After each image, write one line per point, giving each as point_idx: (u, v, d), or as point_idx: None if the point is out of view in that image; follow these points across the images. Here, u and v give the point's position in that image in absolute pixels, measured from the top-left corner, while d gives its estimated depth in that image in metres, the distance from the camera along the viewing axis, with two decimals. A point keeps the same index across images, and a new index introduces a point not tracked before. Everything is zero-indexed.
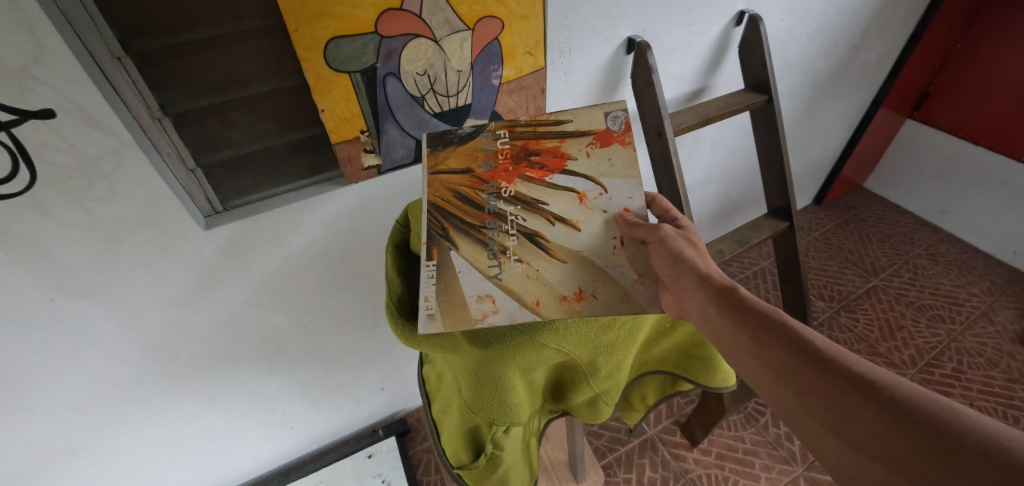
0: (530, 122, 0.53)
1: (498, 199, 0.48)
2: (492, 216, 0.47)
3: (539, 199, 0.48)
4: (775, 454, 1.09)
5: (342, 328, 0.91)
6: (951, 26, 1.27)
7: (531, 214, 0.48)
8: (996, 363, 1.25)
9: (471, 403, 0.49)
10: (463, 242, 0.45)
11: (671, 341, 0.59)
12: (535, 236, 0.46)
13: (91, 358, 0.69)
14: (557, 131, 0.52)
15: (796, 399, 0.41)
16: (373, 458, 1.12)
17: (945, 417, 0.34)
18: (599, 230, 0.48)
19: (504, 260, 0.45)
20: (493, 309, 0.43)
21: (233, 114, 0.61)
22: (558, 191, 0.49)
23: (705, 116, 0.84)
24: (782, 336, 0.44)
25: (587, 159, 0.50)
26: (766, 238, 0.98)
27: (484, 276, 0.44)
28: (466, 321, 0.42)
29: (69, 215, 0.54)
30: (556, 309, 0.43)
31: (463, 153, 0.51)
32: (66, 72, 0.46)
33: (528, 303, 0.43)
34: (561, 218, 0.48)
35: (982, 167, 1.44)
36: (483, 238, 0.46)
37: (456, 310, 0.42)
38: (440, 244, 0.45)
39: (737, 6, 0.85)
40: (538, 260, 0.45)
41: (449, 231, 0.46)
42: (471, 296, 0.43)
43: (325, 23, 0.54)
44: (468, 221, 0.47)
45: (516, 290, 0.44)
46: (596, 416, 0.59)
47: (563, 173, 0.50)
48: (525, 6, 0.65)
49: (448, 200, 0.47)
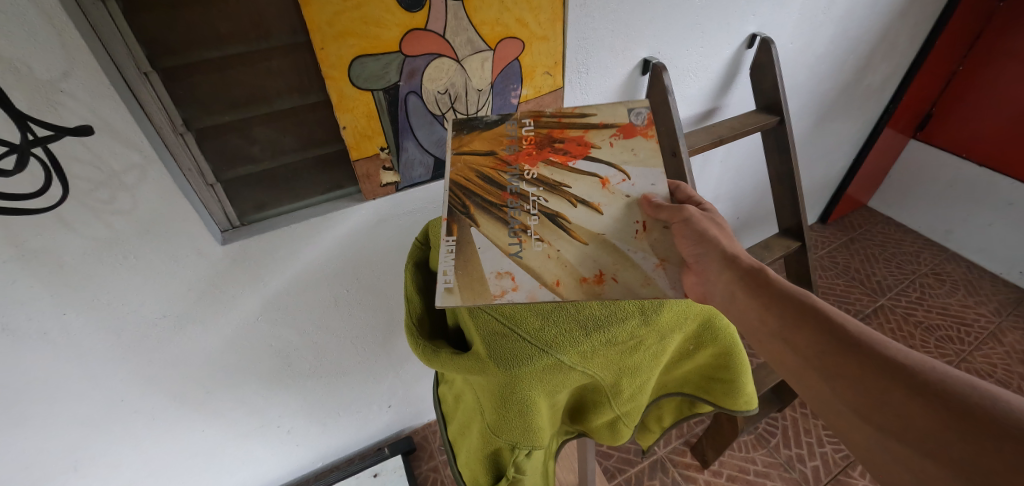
0: (556, 114, 0.53)
1: (520, 181, 0.48)
2: (514, 196, 0.47)
3: (561, 183, 0.48)
4: (788, 476, 1.07)
5: (353, 345, 0.90)
6: (953, 50, 1.30)
7: (553, 194, 0.47)
8: (1006, 385, 1.24)
9: (495, 428, 0.47)
10: (484, 220, 0.44)
11: (693, 365, 0.57)
12: (557, 217, 0.45)
13: (99, 373, 0.68)
14: (582, 122, 0.52)
15: (825, 383, 0.39)
16: (378, 477, 1.09)
17: (984, 402, 0.33)
18: (621, 214, 0.46)
19: (524, 239, 0.44)
20: (512, 286, 0.41)
21: (255, 130, 0.61)
22: (581, 175, 0.48)
23: (719, 137, 0.85)
24: (811, 319, 0.42)
25: (609, 149, 0.50)
26: (778, 257, 0.98)
27: (504, 253, 0.43)
28: (483, 296, 0.40)
29: (88, 228, 0.54)
30: (575, 290, 0.42)
31: (488, 137, 0.51)
32: (96, 88, 0.46)
33: (547, 283, 0.42)
34: (583, 201, 0.46)
35: (987, 187, 1.45)
36: (504, 216, 0.45)
37: (476, 284, 0.41)
38: (461, 221, 0.44)
39: (748, 29, 0.87)
40: (558, 239, 0.44)
41: (471, 208, 0.45)
42: (490, 272, 0.42)
43: (350, 42, 0.55)
44: (490, 200, 0.46)
45: (536, 268, 0.42)
46: (615, 438, 0.57)
47: (586, 158, 0.49)
48: (546, 27, 0.65)
49: (470, 180, 0.47)
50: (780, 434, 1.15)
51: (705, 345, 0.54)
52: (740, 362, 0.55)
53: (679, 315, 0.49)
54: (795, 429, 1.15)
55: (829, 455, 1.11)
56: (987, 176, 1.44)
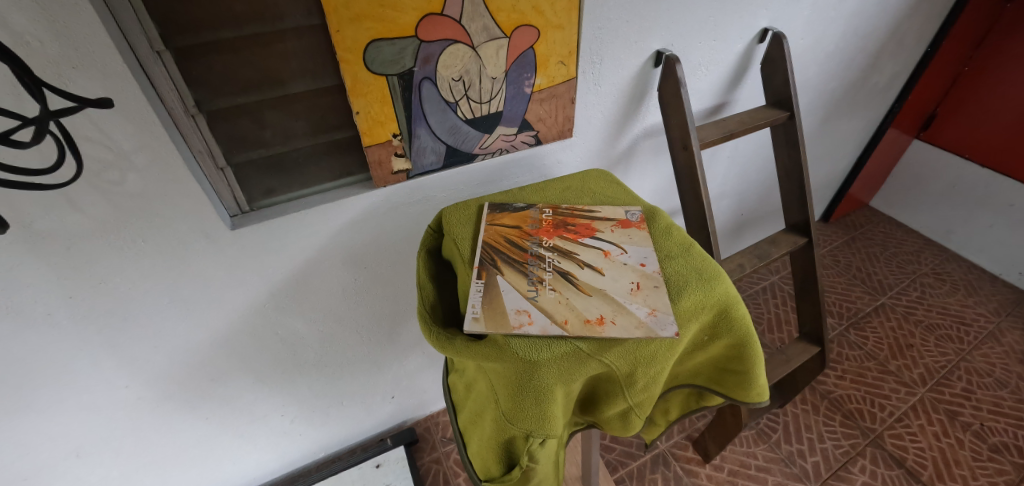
0: (570, 207, 0.61)
1: (540, 246, 0.54)
2: (533, 257, 0.53)
3: (572, 250, 0.54)
4: (789, 471, 1.08)
5: (358, 334, 0.90)
6: (958, 51, 1.30)
7: (565, 259, 0.53)
8: (1005, 384, 1.25)
9: (509, 414, 0.45)
10: (508, 270, 0.51)
11: (707, 356, 0.56)
12: (568, 275, 0.51)
13: (103, 358, 0.67)
14: (589, 214, 0.60)
15: None
16: (381, 468, 1.08)
17: None
18: (621, 275, 0.51)
19: (540, 288, 0.49)
20: (529, 321, 0.45)
21: (266, 114, 0.60)
22: (588, 248, 0.54)
23: (730, 130, 0.85)
24: None
25: (610, 233, 0.56)
26: (786, 253, 0.97)
27: (523, 297, 0.48)
28: (504, 327, 0.45)
29: (96, 208, 0.53)
30: (581, 329, 0.45)
31: (515, 216, 0.59)
32: (107, 65, 0.45)
33: (557, 321, 0.45)
34: (590, 264, 0.52)
35: (989, 188, 1.46)
36: (524, 270, 0.51)
37: (498, 317, 0.46)
38: (489, 269, 0.51)
39: (760, 23, 0.86)
40: (569, 291, 0.49)
41: (498, 262, 0.52)
42: (511, 309, 0.47)
43: (366, 25, 0.54)
44: (513, 257, 0.53)
45: (549, 309, 0.47)
46: (627, 429, 0.56)
47: (592, 237, 0.56)
48: (561, 16, 0.65)
49: (498, 241, 0.54)
50: (781, 430, 1.16)
51: (721, 335, 0.52)
52: (755, 354, 0.54)
53: (696, 304, 0.48)
54: (795, 425, 1.16)
55: (829, 451, 1.11)
56: (988, 177, 1.45)
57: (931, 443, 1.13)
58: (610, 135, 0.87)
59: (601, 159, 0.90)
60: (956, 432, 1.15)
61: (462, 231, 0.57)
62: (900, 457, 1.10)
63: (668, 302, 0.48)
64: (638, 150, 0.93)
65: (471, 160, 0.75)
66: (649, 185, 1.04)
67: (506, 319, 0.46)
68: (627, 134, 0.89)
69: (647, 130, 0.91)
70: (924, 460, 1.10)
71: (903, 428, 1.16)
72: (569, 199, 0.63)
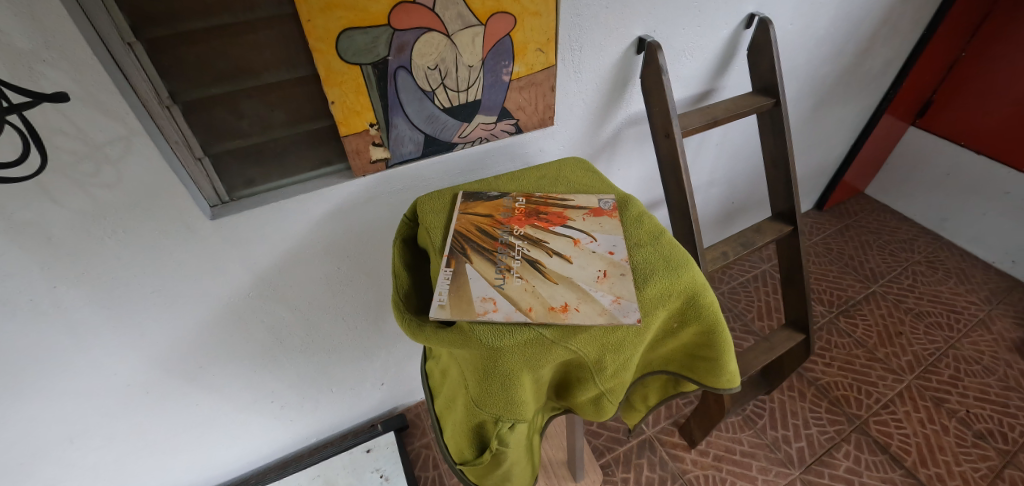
0: (544, 196, 0.61)
1: (510, 235, 0.55)
2: (504, 245, 0.54)
3: (542, 239, 0.55)
4: (773, 456, 1.10)
5: (343, 322, 0.91)
6: (957, 35, 1.28)
7: (534, 247, 0.53)
8: (992, 371, 1.25)
9: (477, 399, 0.46)
10: (478, 259, 0.51)
11: (678, 342, 0.57)
12: (536, 263, 0.51)
13: (92, 344, 0.69)
14: (562, 203, 0.60)
15: None
16: (371, 453, 1.11)
17: None
18: (588, 263, 0.51)
19: (507, 275, 0.50)
20: (493, 308, 0.46)
21: (243, 105, 0.60)
22: (559, 236, 0.55)
23: (714, 118, 0.84)
24: None
25: (582, 222, 0.57)
26: (771, 241, 0.97)
27: (489, 284, 0.49)
28: (469, 314, 0.46)
29: (73, 199, 0.54)
30: (545, 316, 0.45)
31: (489, 205, 0.59)
32: (78, 57, 0.45)
33: (522, 309, 0.46)
34: (558, 253, 0.53)
35: (985, 175, 1.45)
36: (493, 258, 0.52)
37: (464, 304, 0.47)
38: (458, 258, 0.52)
39: (747, 9, 0.85)
40: (536, 279, 0.49)
41: (468, 251, 0.52)
42: (477, 296, 0.47)
43: (337, 15, 0.54)
44: (483, 245, 0.53)
45: (514, 297, 0.47)
46: (599, 414, 0.57)
47: (563, 225, 0.56)
48: (538, 2, 0.64)
49: (470, 231, 0.55)
50: (767, 416, 1.17)
51: (689, 322, 0.53)
52: (723, 341, 0.55)
53: (662, 291, 0.49)
54: (781, 411, 1.17)
55: (815, 437, 1.13)
56: (984, 164, 1.44)
57: (916, 429, 1.14)
58: (593, 122, 0.86)
59: (585, 146, 0.90)
60: (941, 418, 1.16)
61: (436, 221, 0.58)
62: (885, 443, 1.11)
63: (633, 290, 0.48)
64: (622, 138, 0.93)
65: (450, 149, 0.75)
66: (635, 172, 1.04)
67: (472, 306, 0.46)
68: (611, 122, 0.89)
69: (631, 118, 0.91)
70: (908, 445, 1.11)
71: (889, 414, 1.17)
72: (544, 188, 0.64)
